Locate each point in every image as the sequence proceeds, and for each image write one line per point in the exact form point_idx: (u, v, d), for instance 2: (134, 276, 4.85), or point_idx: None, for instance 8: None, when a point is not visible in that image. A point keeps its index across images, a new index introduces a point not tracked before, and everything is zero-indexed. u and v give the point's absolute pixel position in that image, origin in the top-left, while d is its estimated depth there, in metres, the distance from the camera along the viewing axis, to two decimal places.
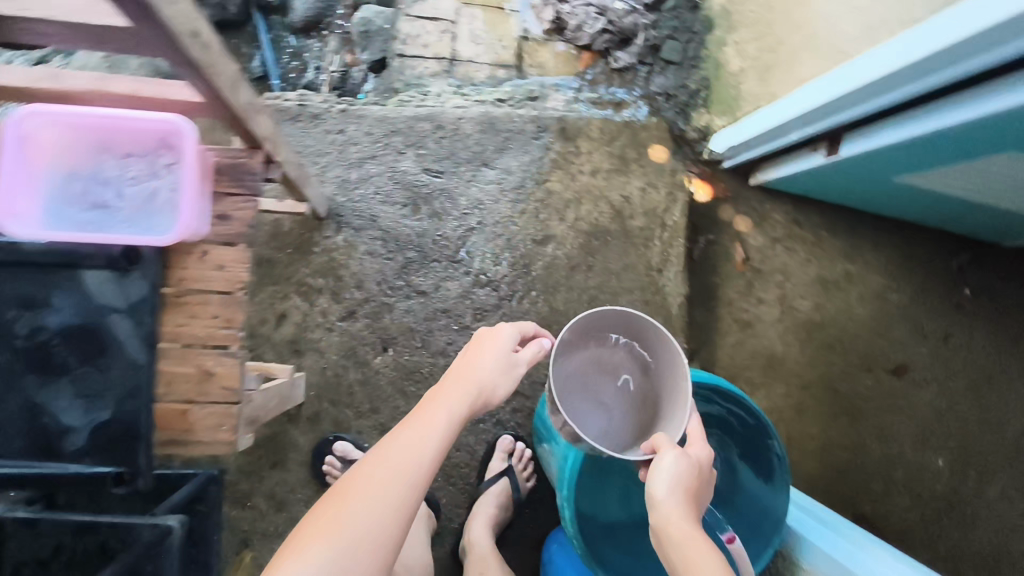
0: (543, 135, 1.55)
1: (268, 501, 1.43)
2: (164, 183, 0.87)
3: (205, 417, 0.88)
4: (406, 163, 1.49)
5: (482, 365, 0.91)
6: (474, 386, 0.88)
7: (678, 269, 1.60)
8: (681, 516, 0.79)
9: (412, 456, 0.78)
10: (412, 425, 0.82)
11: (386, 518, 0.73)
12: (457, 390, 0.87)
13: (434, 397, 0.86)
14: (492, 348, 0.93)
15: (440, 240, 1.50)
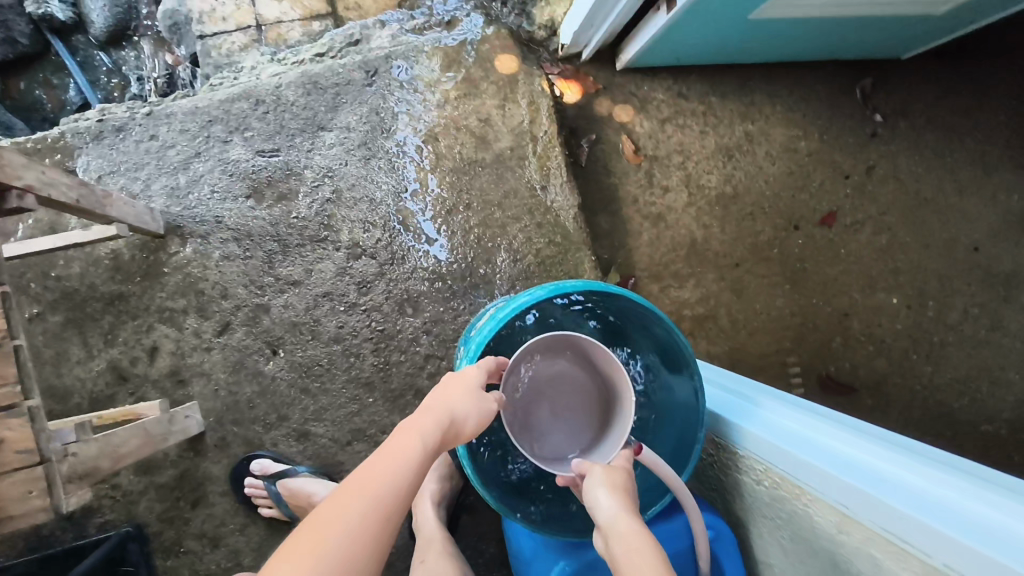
0: (375, 79, 1.42)
1: (196, 542, 1.32)
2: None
3: (8, 487, 0.77)
4: (235, 151, 1.37)
5: (450, 399, 0.87)
6: (444, 417, 0.84)
7: (563, 179, 1.46)
8: (623, 516, 0.80)
9: (380, 479, 0.72)
10: (385, 453, 0.76)
11: (366, 547, 0.65)
12: (429, 420, 0.83)
13: (416, 429, 0.81)
14: (468, 384, 0.91)
15: (296, 220, 1.37)
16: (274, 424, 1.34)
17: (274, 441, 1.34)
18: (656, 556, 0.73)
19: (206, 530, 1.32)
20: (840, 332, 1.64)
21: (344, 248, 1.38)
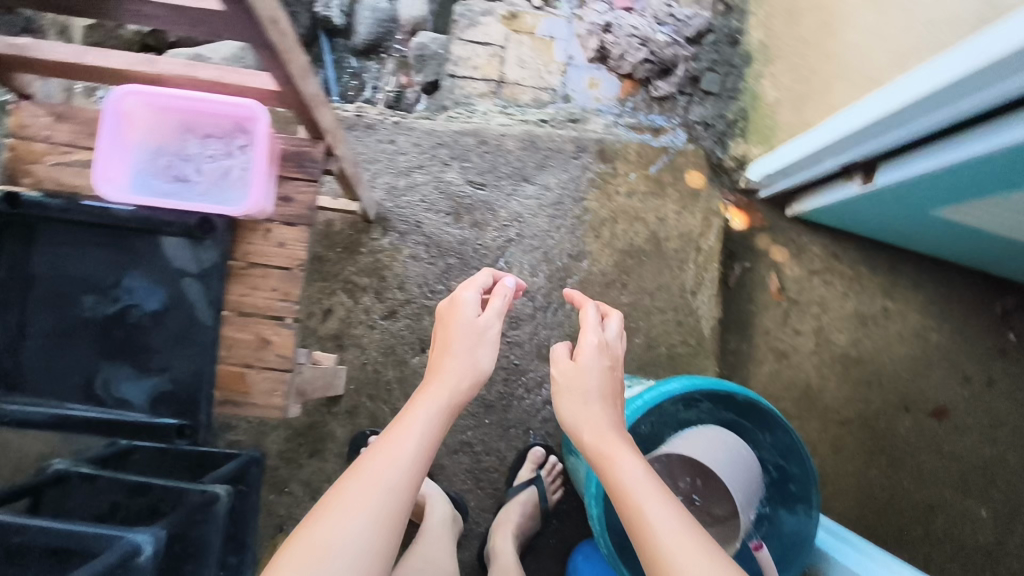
0: (584, 156, 1.61)
1: (299, 487, 1.47)
2: (237, 162, 0.97)
3: (262, 381, 0.95)
4: (451, 174, 1.57)
5: (447, 362, 0.96)
6: (450, 377, 0.95)
7: (713, 293, 1.59)
8: (601, 429, 0.93)
9: (389, 458, 0.82)
10: (393, 431, 0.86)
11: (369, 522, 0.76)
12: (433, 386, 0.94)
13: (418, 402, 0.91)
14: (458, 326, 0.99)
15: (479, 247, 1.56)
16: (401, 411, 1.50)
17: (395, 426, 1.50)
18: (632, 473, 0.85)
19: (314, 476, 1.47)
20: (922, 522, 1.67)
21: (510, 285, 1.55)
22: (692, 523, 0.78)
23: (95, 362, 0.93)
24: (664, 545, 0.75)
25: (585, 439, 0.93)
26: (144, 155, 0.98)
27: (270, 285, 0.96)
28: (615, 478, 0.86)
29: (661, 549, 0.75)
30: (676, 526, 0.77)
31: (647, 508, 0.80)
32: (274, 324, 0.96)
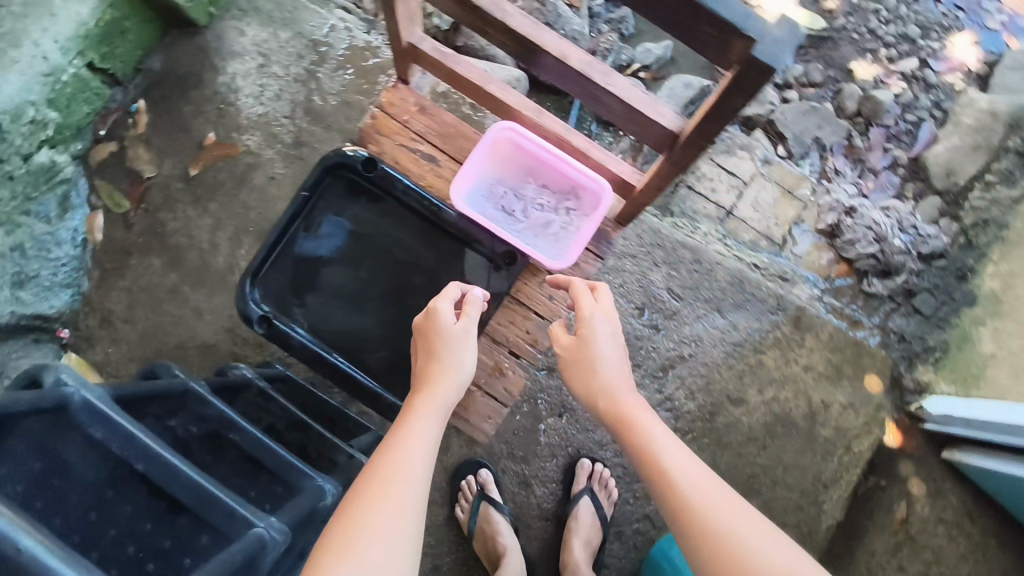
0: (779, 314, 1.65)
1: None
2: (560, 220, 1.30)
3: None
4: (656, 275, 1.64)
5: (444, 386, 1.06)
6: (440, 398, 1.04)
7: (839, 492, 1.61)
8: (622, 387, 1.03)
9: (407, 461, 0.91)
10: (403, 438, 0.95)
11: (395, 525, 0.82)
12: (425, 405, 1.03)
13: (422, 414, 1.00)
14: (462, 346, 1.11)
15: (652, 351, 1.61)
16: (517, 457, 1.57)
17: (505, 469, 1.56)
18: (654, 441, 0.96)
19: None
20: None
21: (663, 397, 1.60)
22: (724, 493, 0.88)
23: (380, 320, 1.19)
24: (698, 500, 0.87)
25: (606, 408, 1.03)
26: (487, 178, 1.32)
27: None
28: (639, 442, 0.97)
29: (694, 504, 0.86)
30: (709, 501, 0.87)
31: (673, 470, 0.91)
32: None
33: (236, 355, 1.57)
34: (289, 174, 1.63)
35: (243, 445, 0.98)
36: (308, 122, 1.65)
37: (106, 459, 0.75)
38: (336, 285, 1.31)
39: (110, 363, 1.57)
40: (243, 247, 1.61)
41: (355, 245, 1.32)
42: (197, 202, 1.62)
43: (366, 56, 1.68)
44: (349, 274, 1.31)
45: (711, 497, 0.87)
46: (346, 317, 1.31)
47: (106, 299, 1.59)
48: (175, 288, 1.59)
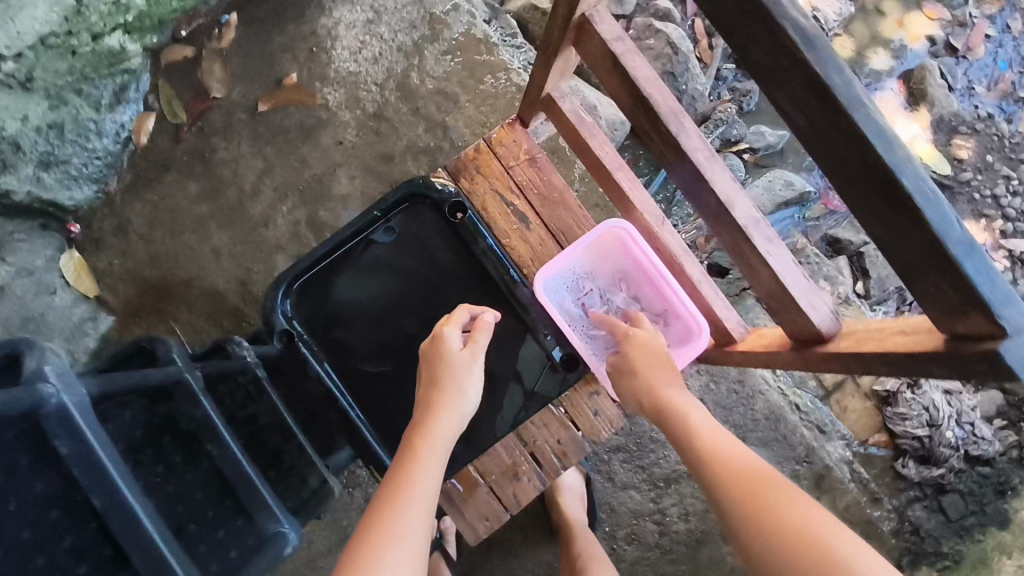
0: (803, 465, 1.54)
1: (361, 494, 1.44)
2: None
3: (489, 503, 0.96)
4: (694, 382, 1.52)
5: (444, 419, 0.84)
6: (441, 431, 0.82)
7: None
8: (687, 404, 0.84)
9: (409, 512, 0.71)
10: (403, 481, 0.75)
11: None
12: (423, 444, 0.80)
13: (420, 452, 0.79)
14: (473, 370, 0.89)
15: (662, 459, 1.49)
16: None
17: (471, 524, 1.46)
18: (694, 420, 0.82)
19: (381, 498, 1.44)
20: None
21: (655, 509, 1.48)
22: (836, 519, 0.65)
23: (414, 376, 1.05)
24: (810, 525, 0.64)
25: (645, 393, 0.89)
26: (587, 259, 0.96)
27: (558, 436, 0.96)
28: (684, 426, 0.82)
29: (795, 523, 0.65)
30: (825, 531, 0.64)
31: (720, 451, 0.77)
32: (532, 466, 0.97)
33: (238, 311, 1.46)
34: (358, 145, 1.51)
35: (218, 458, 0.90)
36: (397, 98, 1.52)
37: (61, 474, 0.63)
38: (366, 326, 1.05)
39: (111, 274, 1.47)
40: (286, 202, 1.49)
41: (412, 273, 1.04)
42: (256, 140, 1.50)
43: (479, 49, 1.55)
44: (389, 318, 1.05)
45: (823, 526, 0.64)
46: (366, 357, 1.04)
47: (129, 207, 1.49)
48: (201, 220, 1.48)
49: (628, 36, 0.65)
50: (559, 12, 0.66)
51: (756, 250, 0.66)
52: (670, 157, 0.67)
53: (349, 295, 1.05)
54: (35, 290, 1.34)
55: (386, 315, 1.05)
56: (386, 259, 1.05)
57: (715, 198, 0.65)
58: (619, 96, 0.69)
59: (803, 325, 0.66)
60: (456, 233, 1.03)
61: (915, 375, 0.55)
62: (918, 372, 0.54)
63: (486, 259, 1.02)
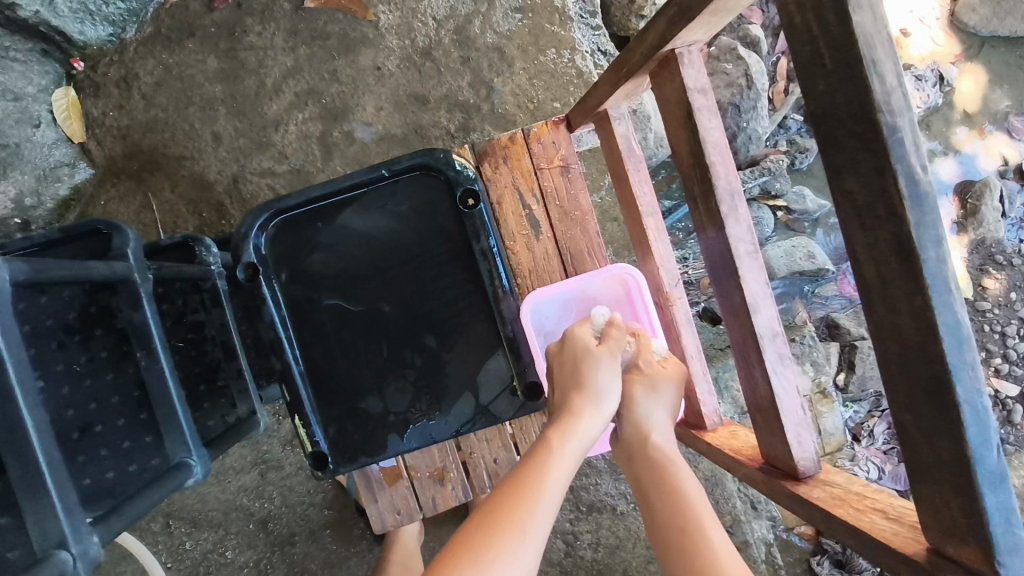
0: None
1: (287, 427, 1.40)
2: None
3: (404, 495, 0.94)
4: None
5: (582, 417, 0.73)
6: (584, 426, 0.72)
7: None
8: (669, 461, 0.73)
9: (535, 506, 0.64)
10: (535, 471, 0.68)
11: None
12: (559, 441, 0.71)
13: (554, 456, 0.70)
14: (612, 367, 0.76)
15: (593, 485, 1.46)
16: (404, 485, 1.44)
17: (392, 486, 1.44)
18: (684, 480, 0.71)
19: None
20: None
21: (569, 530, 1.46)
22: None
23: (370, 362, 0.86)
24: None
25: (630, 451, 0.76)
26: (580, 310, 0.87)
27: (495, 455, 0.95)
28: (681, 512, 0.67)
29: None
30: None
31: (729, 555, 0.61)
32: (460, 476, 0.95)
33: (220, 206, 1.38)
34: (395, 76, 1.41)
35: (144, 370, 0.81)
36: (450, 41, 1.42)
37: None
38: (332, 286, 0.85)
39: (102, 125, 1.38)
40: (303, 111, 1.40)
41: (404, 246, 0.85)
42: (292, 36, 1.40)
43: (551, 18, 1.45)
44: (358, 288, 0.85)
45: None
46: (329, 324, 0.85)
47: (139, 62, 1.39)
48: (211, 100, 1.39)
49: (713, 91, 0.58)
50: (648, 38, 0.59)
51: (764, 363, 0.60)
52: (713, 233, 0.61)
53: (323, 246, 0.85)
54: (16, 116, 1.25)
55: (357, 281, 0.85)
56: (381, 220, 0.85)
57: (741, 295, 0.59)
58: (680, 149, 0.62)
59: (781, 454, 0.61)
60: (463, 223, 0.84)
61: (884, 568, 0.49)
62: (888, 566, 0.48)
63: (487, 261, 0.84)
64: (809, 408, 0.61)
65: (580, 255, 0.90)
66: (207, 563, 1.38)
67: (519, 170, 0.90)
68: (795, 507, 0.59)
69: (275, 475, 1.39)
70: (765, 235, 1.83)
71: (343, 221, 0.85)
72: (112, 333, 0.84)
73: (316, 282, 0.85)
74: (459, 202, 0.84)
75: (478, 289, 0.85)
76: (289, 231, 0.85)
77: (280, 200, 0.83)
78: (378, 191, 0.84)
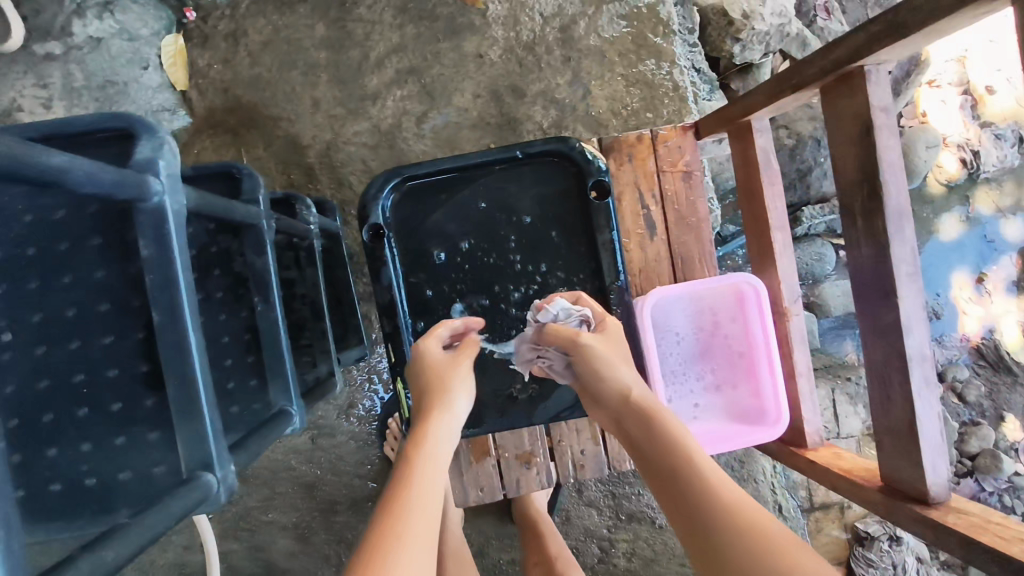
0: None
1: (344, 395, 1.42)
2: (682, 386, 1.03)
3: (489, 473, 0.98)
4: None
5: (439, 422, 0.73)
6: (440, 427, 0.72)
7: None
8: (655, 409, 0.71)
9: (421, 501, 0.60)
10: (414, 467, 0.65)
11: None
12: (424, 442, 0.69)
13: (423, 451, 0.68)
14: (461, 371, 0.79)
15: (635, 494, 1.47)
16: None
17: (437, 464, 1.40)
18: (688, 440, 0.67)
19: (366, 408, 1.42)
20: None
21: (606, 536, 1.46)
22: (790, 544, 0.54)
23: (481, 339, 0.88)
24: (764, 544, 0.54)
25: (625, 415, 0.72)
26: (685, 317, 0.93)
27: (582, 445, 0.98)
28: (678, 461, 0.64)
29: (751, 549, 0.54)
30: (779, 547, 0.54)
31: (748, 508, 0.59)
32: (545, 461, 0.98)
33: (310, 171, 1.41)
34: (497, 66, 1.43)
35: (259, 315, 0.83)
36: (555, 39, 1.44)
37: (126, 271, 0.57)
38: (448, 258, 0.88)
39: (206, 77, 1.41)
40: (402, 89, 1.42)
41: (525, 229, 0.87)
42: (401, 14, 1.42)
43: (655, 29, 1.46)
44: (475, 264, 0.88)
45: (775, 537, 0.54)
46: (442, 296, 0.88)
47: (250, 20, 1.41)
48: (314, 66, 1.41)
49: (897, 110, 0.59)
50: (832, 53, 0.60)
51: (909, 386, 0.61)
52: (868, 254, 0.62)
53: (446, 218, 0.87)
54: (129, 57, 1.29)
55: (475, 256, 0.88)
56: (506, 201, 0.87)
57: (895, 315, 0.60)
58: (843, 166, 0.63)
59: (909, 479, 0.63)
60: (588, 214, 0.87)
61: None
62: None
63: (606, 254, 0.88)
64: (946, 434, 0.62)
65: (692, 261, 0.93)
66: (249, 519, 1.39)
67: (641, 171, 0.94)
68: (923, 530, 0.61)
69: (326, 442, 1.41)
70: (823, 273, 1.76)
71: (468, 196, 0.87)
72: (228, 275, 0.85)
73: (435, 253, 0.88)
74: (586, 193, 0.87)
75: (593, 280, 0.89)
76: (415, 200, 0.87)
77: (408, 167, 0.85)
78: (506, 171, 0.86)
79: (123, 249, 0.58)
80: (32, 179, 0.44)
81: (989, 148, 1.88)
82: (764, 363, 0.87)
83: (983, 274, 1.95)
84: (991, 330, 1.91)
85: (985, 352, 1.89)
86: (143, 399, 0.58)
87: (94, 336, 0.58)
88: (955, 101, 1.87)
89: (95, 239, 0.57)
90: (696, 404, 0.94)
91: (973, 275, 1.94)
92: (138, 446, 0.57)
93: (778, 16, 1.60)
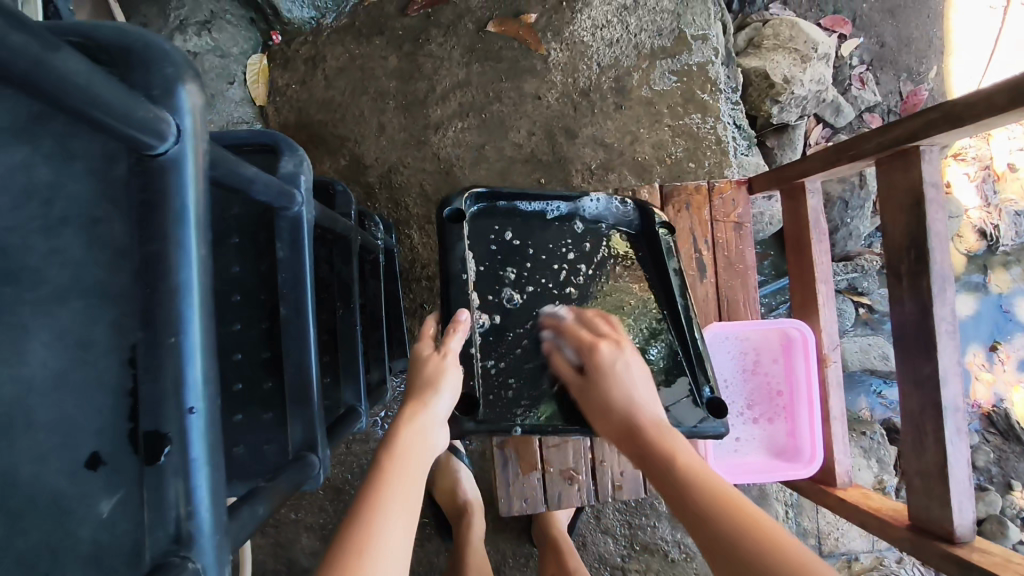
0: None
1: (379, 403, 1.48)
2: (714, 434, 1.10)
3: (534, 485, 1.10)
4: None
5: (421, 415, 0.80)
6: (425, 416, 0.80)
7: None
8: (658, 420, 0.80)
9: (396, 486, 0.70)
10: (396, 452, 0.74)
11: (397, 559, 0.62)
12: (407, 431, 0.78)
13: (406, 439, 0.77)
14: (448, 369, 0.85)
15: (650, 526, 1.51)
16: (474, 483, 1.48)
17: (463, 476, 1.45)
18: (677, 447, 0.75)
19: None
20: None
21: (619, 565, 1.50)
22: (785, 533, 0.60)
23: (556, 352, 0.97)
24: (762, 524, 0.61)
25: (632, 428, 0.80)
26: (731, 360, 1.03)
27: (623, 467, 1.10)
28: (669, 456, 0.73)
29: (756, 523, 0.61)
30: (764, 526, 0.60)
31: (746, 505, 0.64)
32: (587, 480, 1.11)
33: (369, 189, 1.50)
34: (553, 108, 1.53)
35: (339, 318, 0.90)
36: (609, 88, 1.54)
37: (258, 269, 0.65)
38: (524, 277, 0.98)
39: (282, 95, 1.52)
40: (463, 121, 1.52)
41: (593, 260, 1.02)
42: (469, 53, 1.52)
43: (703, 87, 1.56)
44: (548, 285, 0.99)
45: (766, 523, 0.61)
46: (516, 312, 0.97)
47: (329, 47, 1.52)
48: (383, 94, 1.52)
49: (942, 188, 0.73)
50: (892, 132, 0.74)
51: (942, 432, 0.72)
52: (915, 315, 0.74)
53: (519, 254, 0.99)
54: (218, 71, 1.39)
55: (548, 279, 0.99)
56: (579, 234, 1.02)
57: (933, 367, 0.72)
58: (895, 232, 0.77)
59: (938, 519, 0.72)
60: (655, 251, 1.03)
61: None
62: None
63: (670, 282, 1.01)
64: (972, 478, 0.73)
65: (735, 304, 1.07)
66: (277, 515, 1.45)
67: (697, 219, 1.09)
68: (948, 565, 0.69)
69: (358, 448, 1.47)
70: (843, 327, 1.84)
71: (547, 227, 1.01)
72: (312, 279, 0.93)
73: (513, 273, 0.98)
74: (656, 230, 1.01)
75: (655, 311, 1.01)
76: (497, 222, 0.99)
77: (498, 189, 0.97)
78: (569, 222, 1.03)
79: (257, 248, 0.65)
80: (220, 182, 0.52)
81: (1008, 226, 1.94)
82: (804, 404, 0.99)
83: (996, 343, 2.01)
84: (1002, 399, 1.97)
85: (995, 420, 1.94)
86: (262, 382, 0.66)
87: (225, 322, 0.66)
88: (976, 176, 1.96)
89: (234, 237, 0.65)
90: (737, 435, 1.03)
91: (987, 343, 2.01)
92: (253, 422, 0.65)
93: (816, 83, 1.71)
